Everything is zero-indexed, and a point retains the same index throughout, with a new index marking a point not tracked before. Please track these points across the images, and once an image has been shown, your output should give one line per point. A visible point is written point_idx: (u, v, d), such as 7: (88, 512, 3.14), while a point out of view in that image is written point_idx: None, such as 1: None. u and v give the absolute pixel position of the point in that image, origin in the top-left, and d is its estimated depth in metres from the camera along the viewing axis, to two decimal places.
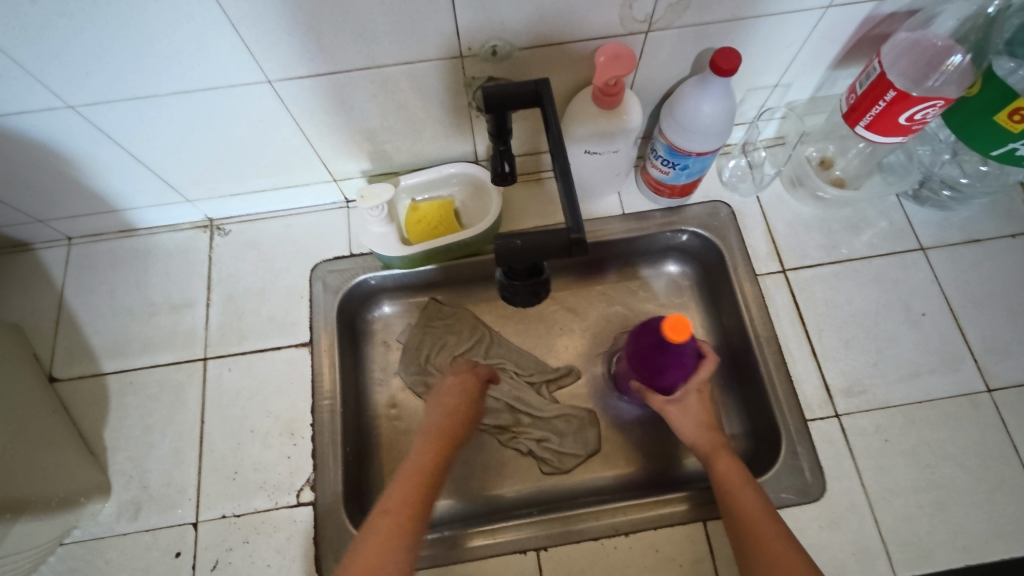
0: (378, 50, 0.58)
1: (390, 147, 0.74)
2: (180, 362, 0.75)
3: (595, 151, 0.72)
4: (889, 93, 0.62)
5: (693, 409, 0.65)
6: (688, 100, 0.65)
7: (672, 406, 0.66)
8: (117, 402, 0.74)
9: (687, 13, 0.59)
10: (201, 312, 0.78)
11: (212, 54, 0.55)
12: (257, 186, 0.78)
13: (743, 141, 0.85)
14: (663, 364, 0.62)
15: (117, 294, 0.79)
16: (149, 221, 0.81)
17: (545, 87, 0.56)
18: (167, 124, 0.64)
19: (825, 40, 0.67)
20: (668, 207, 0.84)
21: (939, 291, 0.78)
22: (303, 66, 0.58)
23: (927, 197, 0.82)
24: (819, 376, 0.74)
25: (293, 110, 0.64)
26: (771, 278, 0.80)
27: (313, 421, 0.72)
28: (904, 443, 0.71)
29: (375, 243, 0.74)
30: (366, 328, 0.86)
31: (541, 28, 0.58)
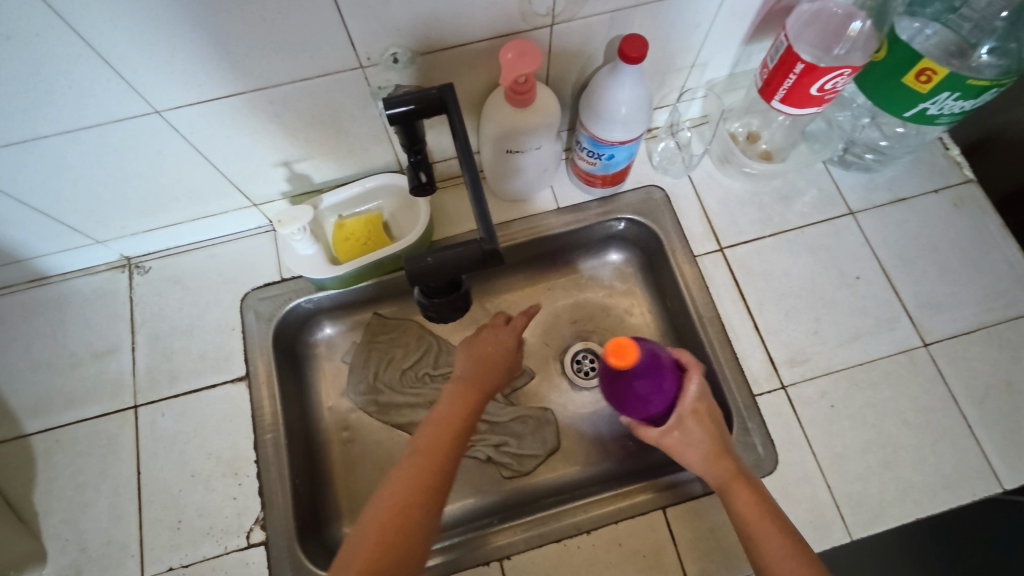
0: (271, 68, 0.55)
1: (307, 166, 0.71)
2: (108, 413, 0.71)
3: (517, 150, 0.70)
4: (798, 65, 0.61)
5: (695, 438, 0.62)
6: (603, 90, 0.64)
7: (671, 439, 0.63)
8: (44, 462, 0.69)
9: (589, 3, 0.57)
10: (127, 357, 0.74)
11: (87, 89, 0.51)
12: (172, 219, 0.74)
13: (668, 123, 0.85)
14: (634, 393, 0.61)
15: (34, 348, 0.75)
16: (60, 267, 0.76)
17: (448, 94, 0.54)
18: (57, 166, 0.59)
19: (734, 18, 0.67)
20: (602, 197, 0.83)
21: (871, 253, 0.80)
22: (192, 92, 0.55)
23: (852, 161, 0.83)
24: (764, 350, 0.75)
25: (192, 138, 0.61)
26: (709, 258, 0.80)
27: (257, 458, 0.70)
28: (850, 406, 0.72)
29: (304, 268, 0.71)
30: (309, 351, 0.83)
31: (440, 31, 0.56)
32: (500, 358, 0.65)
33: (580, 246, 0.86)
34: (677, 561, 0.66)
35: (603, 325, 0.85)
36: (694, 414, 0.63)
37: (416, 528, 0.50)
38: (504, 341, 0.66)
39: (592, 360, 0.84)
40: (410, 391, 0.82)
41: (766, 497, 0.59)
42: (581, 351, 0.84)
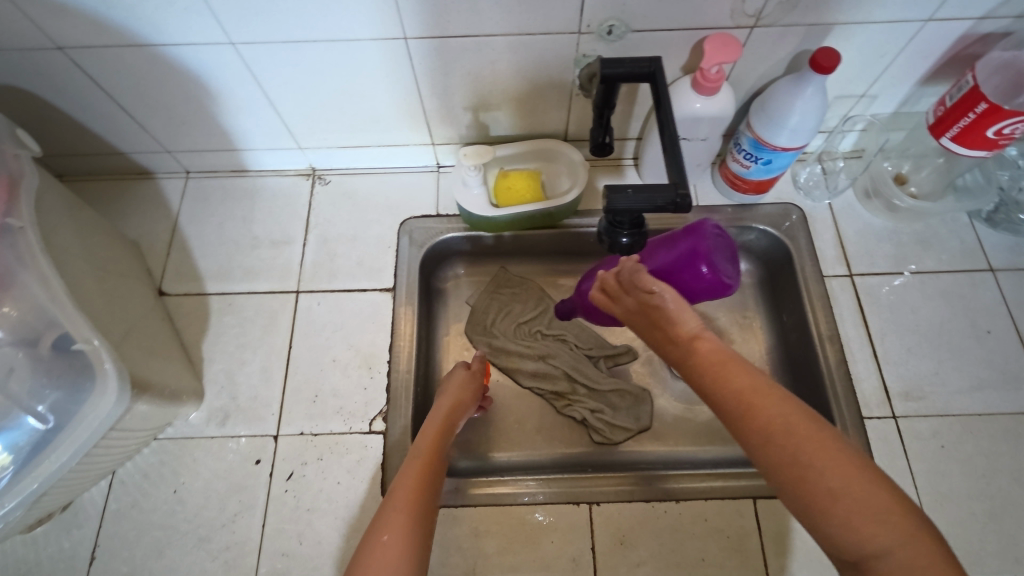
0: (507, 18, 0.64)
1: (491, 116, 0.80)
2: (275, 291, 0.82)
3: (684, 137, 0.76)
4: (980, 105, 0.64)
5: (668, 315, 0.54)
6: (782, 95, 0.70)
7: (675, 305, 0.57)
8: (216, 319, 0.80)
9: (794, 12, 0.63)
10: (298, 250, 0.85)
11: (362, 7, 0.62)
12: (363, 141, 0.85)
13: (820, 150, 0.89)
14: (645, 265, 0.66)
15: (225, 225, 0.87)
16: (260, 164, 0.89)
17: (658, 66, 0.61)
18: (305, 70, 0.71)
19: (918, 55, 0.71)
20: (741, 204, 0.88)
21: (1006, 312, 0.79)
22: (437, 26, 0.65)
23: (1001, 220, 0.83)
24: (878, 377, 0.76)
25: (416, 68, 0.71)
26: (837, 281, 0.82)
27: (389, 358, 0.78)
28: (960, 451, 0.72)
29: (468, 202, 0.79)
30: (439, 286, 0.91)
31: (657, 13, 0.63)
32: (469, 392, 0.71)
33: None
34: (759, 550, 0.68)
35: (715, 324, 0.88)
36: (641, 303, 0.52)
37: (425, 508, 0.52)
38: (469, 386, 0.72)
39: None
40: (523, 344, 0.88)
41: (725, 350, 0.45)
42: None
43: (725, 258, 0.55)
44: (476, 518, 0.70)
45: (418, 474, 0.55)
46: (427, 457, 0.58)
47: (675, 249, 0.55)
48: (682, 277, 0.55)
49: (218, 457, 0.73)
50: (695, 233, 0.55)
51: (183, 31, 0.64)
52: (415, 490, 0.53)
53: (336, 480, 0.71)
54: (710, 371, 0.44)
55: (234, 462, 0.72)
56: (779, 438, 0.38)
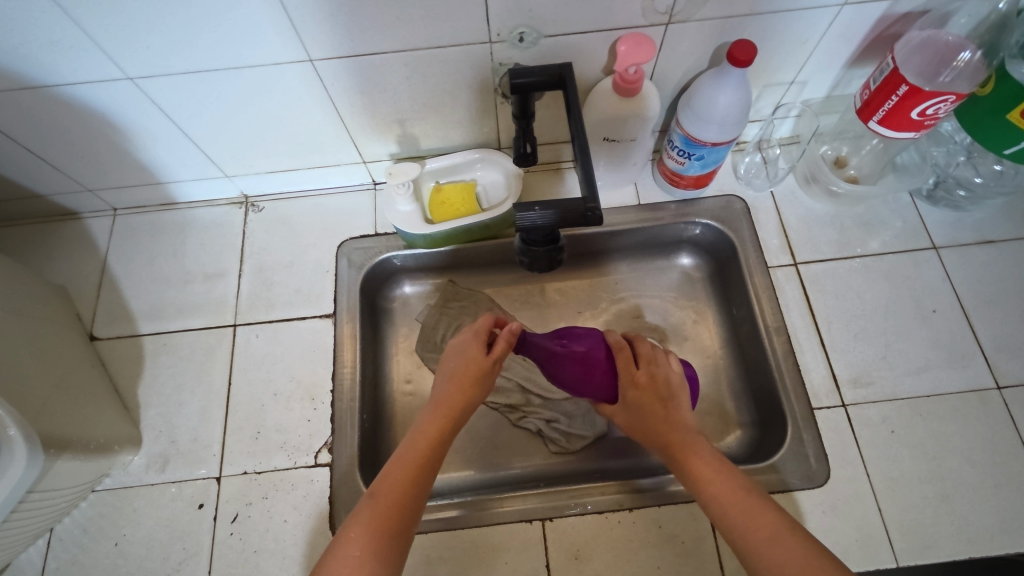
0: (415, 34, 0.62)
1: (418, 129, 0.78)
2: (211, 327, 0.80)
3: (614, 138, 0.75)
4: (901, 87, 0.63)
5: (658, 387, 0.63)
6: (705, 90, 0.68)
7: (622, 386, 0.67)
8: (151, 361, 0.78)
9: (707, 6, 0.62)
10: (232, 282, 0.82)
11: (260, 34, 0.59)
12: (292, 165, 0.83)
13: (757, 138, 0.88)
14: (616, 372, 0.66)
15: (156, 262, 0.84)
16: (189, 195, 0.86)
17: (568, 71, 0.60)
18: (214, 99, 0.68)
19: (841, 39, 0.70)
20: (683, 200, 0.86)
21: (950, 289, 0.79)
22: (341, 46, 0.62)
23: (941, 197, 0.83)
24: (827, 366, 0.75)
25: (330, 89, 0.69)
26: (782, 271, 0.81)
27: (332, 387, 0.76)
28: (911, 435, 0.71)
29: (401, 221, 0.77)
30: (386, 306, 0.89)
31: (567, 17, 0.61)
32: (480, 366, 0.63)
33: (655, 245, 0.89)
34: (715, 552, 0.67)
35: (666, 323, 0.87)
36: (633, 387, 0.64)
37: (399, 519, 0.50)
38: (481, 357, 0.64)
39: None
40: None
41: (710, 453, 0.56)
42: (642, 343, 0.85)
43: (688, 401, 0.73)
44: (428, 545, 0.69)
45: (393, 485, 0.52)
46: (412, 467, 0.54)
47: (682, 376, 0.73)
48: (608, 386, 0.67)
49: (160, 505, 0.70)
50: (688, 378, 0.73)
51: (75, 70, 0.61)
52: (393, 502, 0.51)
53: (283, 517, 0.69)
54: (700, 473, 0.55)
55: (177, 509, 0.70)
56: (772, 551, 0.45)
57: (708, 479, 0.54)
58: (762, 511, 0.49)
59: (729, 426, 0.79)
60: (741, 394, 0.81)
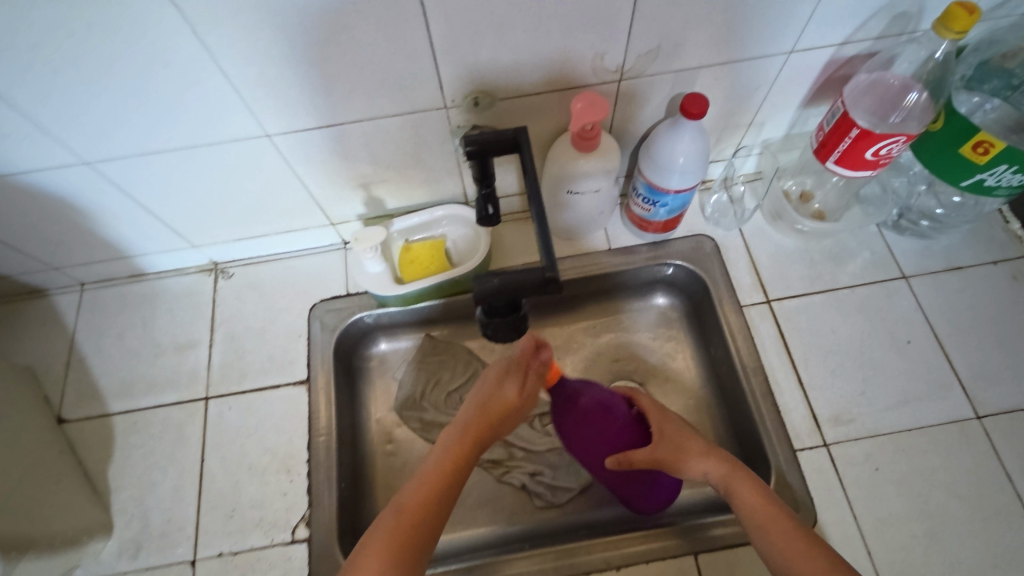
0: (371, 105, 0.62)
1: (383, 192, 0.78)
2: (183, 401, 0.78)
3: (578, 191, 0.75)
4: (853, 130, 0.64)
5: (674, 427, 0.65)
6: (663, 142, 0.69)
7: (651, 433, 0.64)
8: (122, 441, 0.76)
9: (657, 62, 0.63)
10: (204, 352, 0.81)
11: (216, 116, 0.59)
12: (260, 231, 0.82)
13: (723, 177, 0.89)
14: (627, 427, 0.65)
15: (126, 337, 0.83)
16: (157, 266, 0.85)
17: (523, 134, 0.60)
18: (175, 176, 0.68)
19: (792, 83, 0.71)
20: (654, 242, 0.87)
21: (923, 319, 0.79)
22: (299, 121, 0.62)
23: (906, 227, 0.84)
24: (807, 406, 0.75)
25: (292, 161, 0.69)
26: (755, 309, 0.81)
27: (308, 458, 0.74)
28: (895, 471, 0.71)
29: (371, 284, 0.77)
30: (362, 366, 0.88)
31: (520, 81, 0.62)
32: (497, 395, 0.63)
33: (629, 288, 0.89)
34: None
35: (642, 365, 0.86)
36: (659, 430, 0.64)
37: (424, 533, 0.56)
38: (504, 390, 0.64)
39: None
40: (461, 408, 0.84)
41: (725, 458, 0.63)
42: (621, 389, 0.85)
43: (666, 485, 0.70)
44: None
45: (422, 499, 0.57)
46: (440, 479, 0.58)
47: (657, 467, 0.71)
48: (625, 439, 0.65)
49: None
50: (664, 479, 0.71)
51: (30, 159, 0.61)
52: (415, 519, 0.56)
53: None
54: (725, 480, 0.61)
55: None
56: None
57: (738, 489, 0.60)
58: (812, 553, 0.54)
59: None
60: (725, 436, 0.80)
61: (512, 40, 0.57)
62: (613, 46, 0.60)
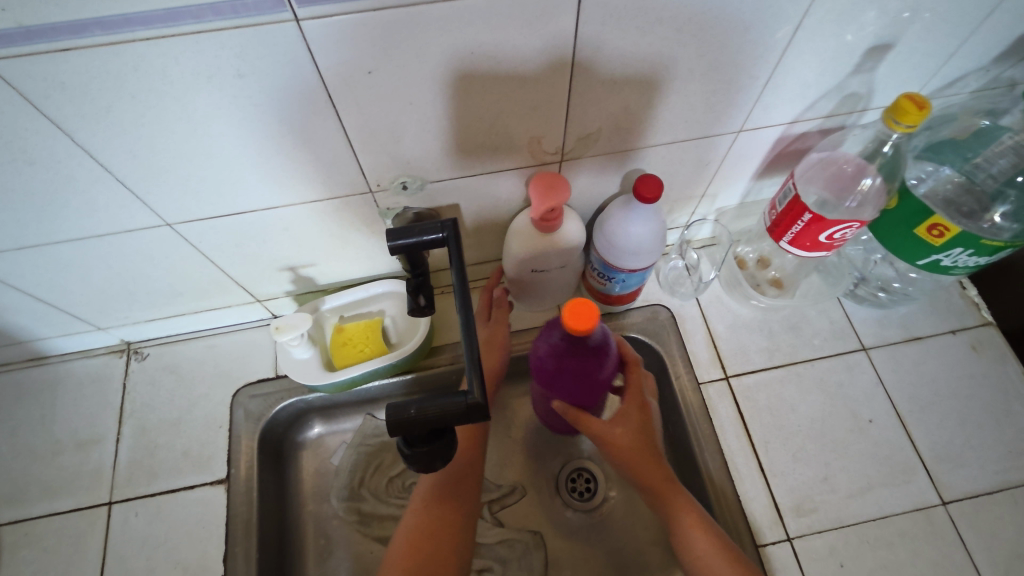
0: (284, 190, 0.56)
1: (312, 270, 0.71)
2: (82, 508, 0.69)
3: (541, 269, 0.70)
4: (806, 214, 0.61)
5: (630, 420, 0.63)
6: (617, 222, 0.64)
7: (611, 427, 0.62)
8: (7, 558, 0.67)
9: (599, 143, 0.59)
10: (110, 448, 0.73)
11: (102, 207, 0.52)
12: (176, 311, 0.74)
13: (679, 242, 0.85)
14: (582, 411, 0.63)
15: (20, 431, 0.74)
16: (60, 348, 0.77)
17: (451, 228, 0.54)
18: (65, 265, 0.60)
19: (743, 158, 0.68)
20: (609, 313, 0.82)
21: (884, 395, 0.76)
22: (203, 208, 0.56)
23: (864, 297, 0.81)
24: (768, 495, 0.70)
25: (201, 246, 0.62)
26: (713, 386, 0.77)
27: (224, 572, 0.66)
28: (861, 567, 0.66)
29: (295, 370, 0.70)
30: (295, 450, 0.79)
31: (450, 164, 0.57)
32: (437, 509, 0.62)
33: None
34: None
35: None
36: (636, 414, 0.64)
37: None
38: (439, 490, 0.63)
39: (589, 480, 0.80)
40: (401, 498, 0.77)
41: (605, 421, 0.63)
42: (577, 469, 0.81)
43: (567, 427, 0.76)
44: None
45: None
46: None
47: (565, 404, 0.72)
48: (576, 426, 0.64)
49: None
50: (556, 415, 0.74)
51: None
52: None
53: None
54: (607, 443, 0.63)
55: None
56: None
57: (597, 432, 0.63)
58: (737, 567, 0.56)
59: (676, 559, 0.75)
60: None
61: (436, 126, 0.52)
62: (549, 130, 0.56)
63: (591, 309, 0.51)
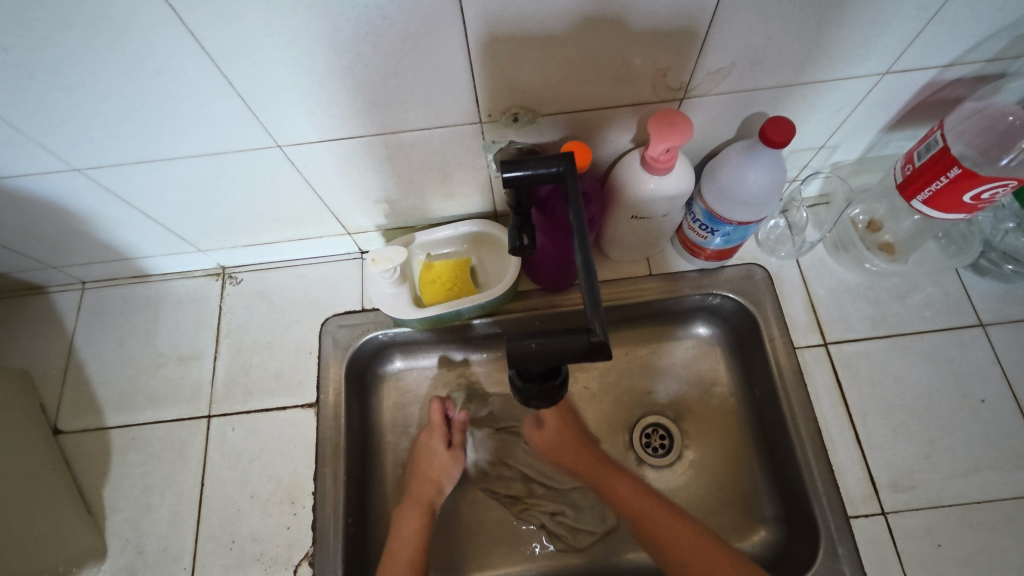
0: (394, 116, 0.54)
1: (405, 204, 0.70)
2: (184, 418, 0.73)
3: (642, 216, 0.67)
4: (953, 169, 0.55)
5: None
6: (733, 168, 0.60)
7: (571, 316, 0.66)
8: (119, 458, 0.72)
9: (728, 80, 0.55)
10: (208, 365, 0.76)
11: (219, 123, 0.52)
12: (271, 238, 0.76)
13: (783, 199, 0.80)
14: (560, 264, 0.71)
15: (127, 343, 0.78)
16: (161, 268, 0.80)
17: (569, 164, 0.51)
18: (177, 184, 0.61)
19: (879, 106, 0.62)
20: (703, 268, 0.78)
21: (1001, 375, 0.71)
22: (314, 132, 0.55)
23: (988, 268, 0.74)
24: (863, 467, 0.67)
25: (305, 171, 0.61)
26: (810, 352, 0.73)
27: (314, 489, 0.69)
28: (960, 549, 0.63)
29: (387, 305, 0.70)
30: (376, 383, 0.80)
31: (566, 96, 0.54)
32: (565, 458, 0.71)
33: (669, 314, 0.81)
34: None
35: (682, 399, 0.79)
36: None
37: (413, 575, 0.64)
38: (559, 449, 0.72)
39: (664, 436, 0.77)
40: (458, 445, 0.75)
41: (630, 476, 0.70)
42: (652, 425, 0.78)
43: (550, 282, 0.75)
44: None
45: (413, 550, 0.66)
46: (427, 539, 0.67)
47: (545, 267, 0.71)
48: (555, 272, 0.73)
49: None
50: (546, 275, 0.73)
51: (15, 164, 0.54)
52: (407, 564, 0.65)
53: None
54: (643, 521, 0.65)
55: None
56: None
57: (628, 499, 0.67)
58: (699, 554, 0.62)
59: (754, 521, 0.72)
60: (766, 488, 0.73)
61: (562, 51, 0.49)
62: (678, 62, 0.52)
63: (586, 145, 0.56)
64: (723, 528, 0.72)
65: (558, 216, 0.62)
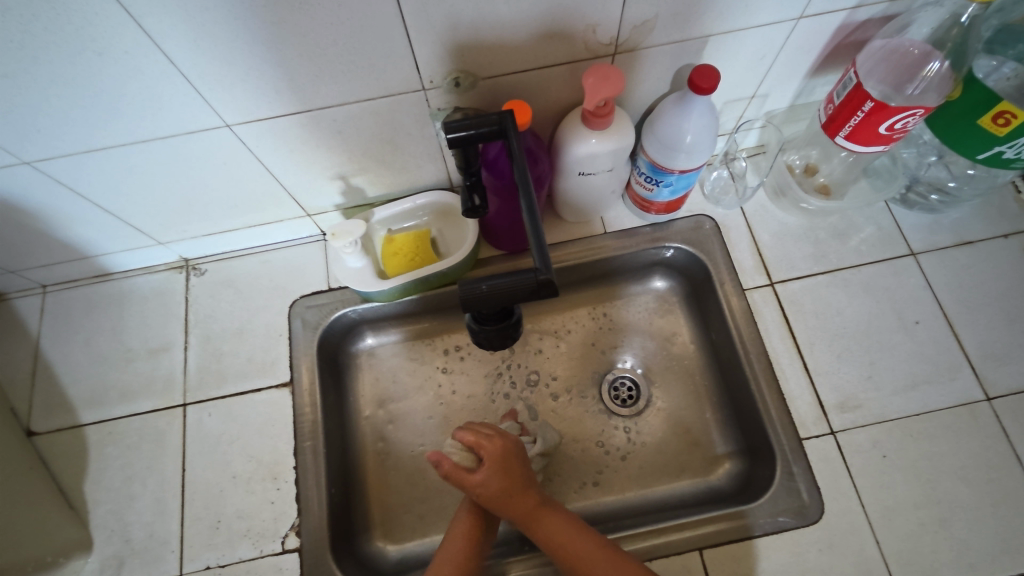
0: (339, 88, 0.56)
1: (361, 180, 0.72)
2: (159, 409, 0.74)
3: (589, 172, 0.69)
4: (867, 103, 0.60)
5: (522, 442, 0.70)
6: (669, 119, 0.64)
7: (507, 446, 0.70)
8: (97, 453, 0.72)
9: (655, 33, 0.58)
10: (179, 356, 0.77)
11: (165, 105, 0.54)
12: (230, 225, 0.76)
13: (724, 152, 0.84)
14: (514, 232, 0.74)
15: (94, 341, 0.78)
16: (123, 265, 0.80)
17: (508, 118, 0.54)
18: (129, 171, 0.62)
19: (800, 51, 0.66)
20: (655, 223, 0.82)
21: (932, 298, 0.76)
22: (260, 108, 0.56)
23: (915, 201, 0.80)
24: (812, 393, 0.72)
25: (256, 152, 0.63)
26: (758, 292, 0.78)
27: (295, 464, 0.71)
28: (903, 458, 0.69)
29: (352, 279, 0.71)
30: (350, 361, 0.81)
31: (503, 57, 0.57)
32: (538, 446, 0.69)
33: (626, 270, 0.84)
34: None
35: (645, 351, 0.82)
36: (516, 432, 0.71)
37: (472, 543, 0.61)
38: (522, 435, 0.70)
39: (631, 387, 0.80)
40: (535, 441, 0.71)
41: (567, 514, 0.61)
42: (619, 378, 0.80)
43: (511, 245, 0.78)
44: None
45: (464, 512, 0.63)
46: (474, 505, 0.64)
47: (500, 231, 0.74)
48: (514, 239, 0.76)
49: None
50: (502, 240, 0.77)
51: None
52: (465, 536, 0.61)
53: None
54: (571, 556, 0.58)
55: None
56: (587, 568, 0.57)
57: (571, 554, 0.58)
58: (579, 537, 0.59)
59: (718, 456, 0.76)
60: (727, 423, 0.77)
61: (492, 13, 0.51)
62: (604, 17, 0.54)
63: (525, 105, 0.58)
64: (691, 466, 0.75)
65: (506, 175, 0.64)
